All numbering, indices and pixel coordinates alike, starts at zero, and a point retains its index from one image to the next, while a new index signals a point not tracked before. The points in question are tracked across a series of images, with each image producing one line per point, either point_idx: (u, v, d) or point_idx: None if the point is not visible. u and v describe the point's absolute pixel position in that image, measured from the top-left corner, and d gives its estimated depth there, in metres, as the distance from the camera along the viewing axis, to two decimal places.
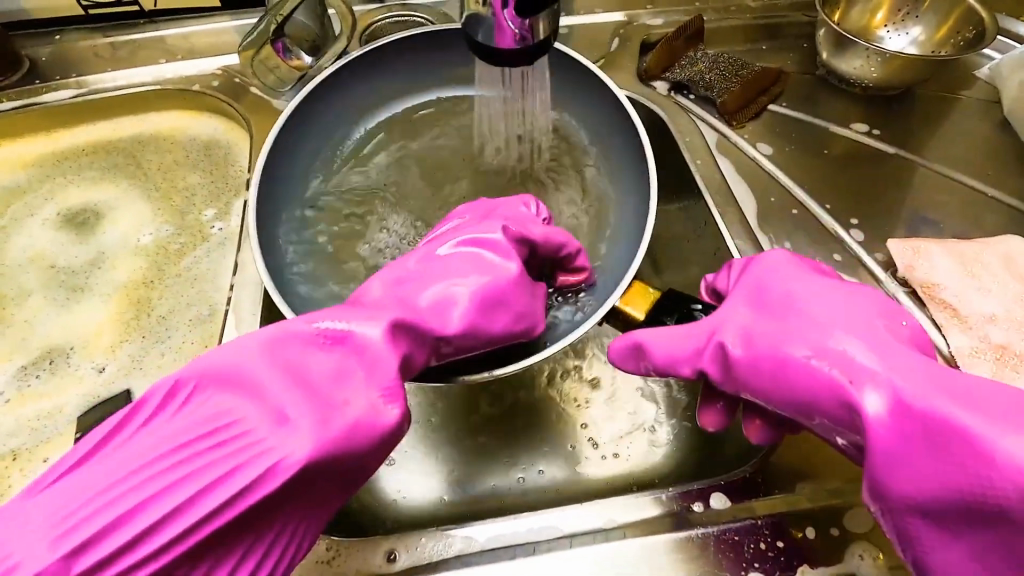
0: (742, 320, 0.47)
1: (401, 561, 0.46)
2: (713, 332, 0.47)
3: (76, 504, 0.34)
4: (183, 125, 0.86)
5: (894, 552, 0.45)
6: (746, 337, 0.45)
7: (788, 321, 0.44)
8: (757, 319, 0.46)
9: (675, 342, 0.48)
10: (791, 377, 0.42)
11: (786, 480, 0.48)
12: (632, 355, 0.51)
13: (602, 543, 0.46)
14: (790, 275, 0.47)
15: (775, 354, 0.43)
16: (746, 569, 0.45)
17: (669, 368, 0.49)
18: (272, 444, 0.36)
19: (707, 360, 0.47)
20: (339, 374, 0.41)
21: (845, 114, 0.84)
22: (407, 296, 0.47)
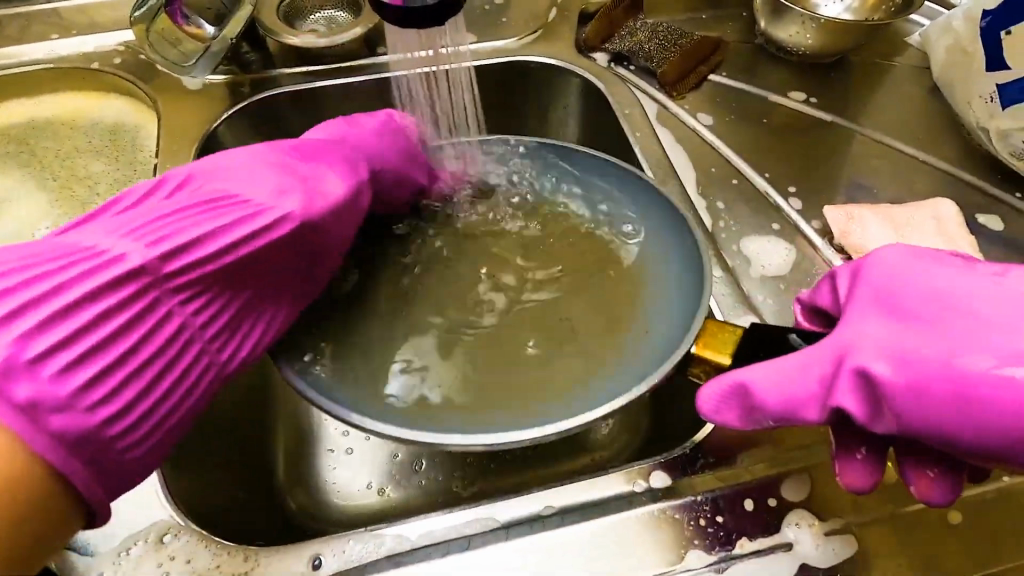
0: (886, 334, 0.39)
1: (325, 567, 0.43)
2: (840, 355, 0.40)
3: (143, 231, 0.42)
4: (83, 107, 0.78)
5: (830, 518, 0.44)
6: (905, 357, 0.37)
7: (952, 334, 0.37)
8: (908, 334, 0.38)
9: (795, 377, 0.41)
10: (985, 405, 0.34)
11: (723, 453, 0.48)
12: (735, 396, 0.44)
13: (538, 531, 0.44)
14: (920, 272, 0.41)
15: (950, 373, 0.36)
16: (686, 546, 0.44)
17: (790, 411, 0.41)
18: (275, 206, 0.48)
19: (851, 391, 0.39)
20: (300, 170, 0.51)
21: (784, 83, 0.84)
22: (322, 150, 0.55)
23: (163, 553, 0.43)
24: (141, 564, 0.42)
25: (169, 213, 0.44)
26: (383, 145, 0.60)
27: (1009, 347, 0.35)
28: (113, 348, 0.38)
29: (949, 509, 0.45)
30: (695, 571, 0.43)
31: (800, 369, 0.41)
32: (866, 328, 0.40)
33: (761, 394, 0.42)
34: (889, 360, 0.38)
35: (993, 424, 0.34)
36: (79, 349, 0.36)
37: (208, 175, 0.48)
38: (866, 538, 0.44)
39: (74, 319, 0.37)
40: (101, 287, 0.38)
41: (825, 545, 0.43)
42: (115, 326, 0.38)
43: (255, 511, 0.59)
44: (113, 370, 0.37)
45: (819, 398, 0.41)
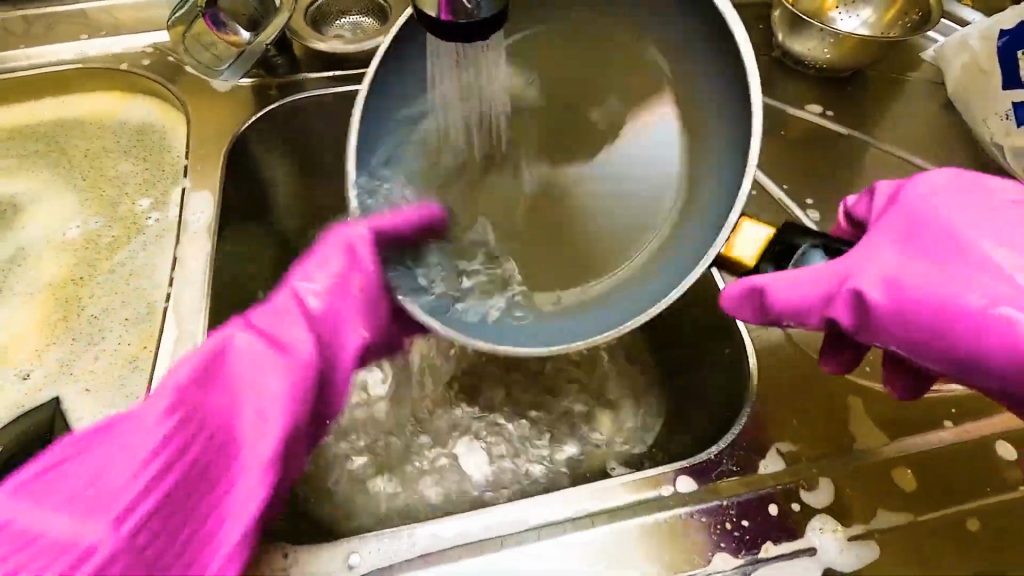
0: (892, 259, 0.47)
1: (362, 565, 0.44)
2: (844, 276, 0.47)
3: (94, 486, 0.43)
4: (110, 106, 0.79)
5: (853, 523, 0.46)
6: (895, 283, 0.45)
7: (948, 267, 0.45)
8: (903, 259, 0.47)
9: (804, 287, 0.47)
10: (947, 320, 0.43)
11: (746, 458, 0.49)
12: (746, 300, 0.50)
13: (569, 533, 0.46)
14: (943, 208, 0.47)
15: (930, 300, 0.44)
16: (713, 549, 0.45)
17: (796, 317, 0.48)
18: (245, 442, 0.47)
19: (842, 299, 0.46)
20: (256, 366, 0.49)
21: (801, 96, 0.85)
22: (278, 330, 0.50)
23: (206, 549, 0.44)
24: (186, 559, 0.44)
25: (178, 390, 0.46)
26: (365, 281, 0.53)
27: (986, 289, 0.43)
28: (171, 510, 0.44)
29: (966, 516, 0.47)
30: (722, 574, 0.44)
31: (813, 275, 0.48)
32: (876, 251, 0.47)
33: (775, 298, 0.48)
34: (884, 281, 0.46)
35: (953, 335, 0.43)
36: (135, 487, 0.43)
37: (215, 363, 0.48)
38: (886, 545, 0.45)
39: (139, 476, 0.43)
40: (158, 465, 0.44)
41: (847, 550, 0.45)
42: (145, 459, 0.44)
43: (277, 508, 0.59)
44: (154, 507, 0.43)
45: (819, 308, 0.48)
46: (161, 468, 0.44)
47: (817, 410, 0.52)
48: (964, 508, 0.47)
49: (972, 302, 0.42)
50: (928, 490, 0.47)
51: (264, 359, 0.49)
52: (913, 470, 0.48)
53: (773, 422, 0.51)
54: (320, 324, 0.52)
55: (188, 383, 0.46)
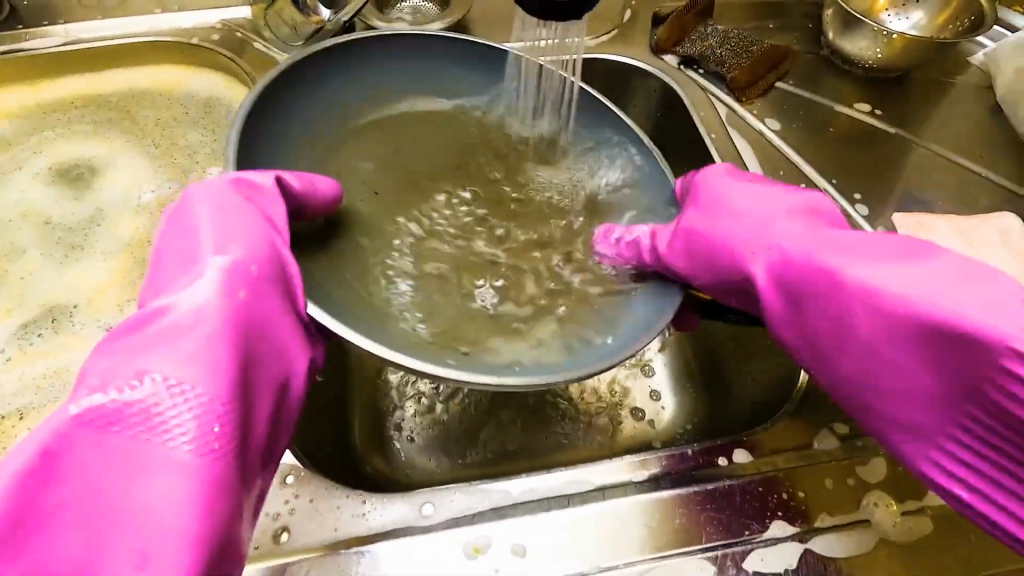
0: (722, 228, 0.48)
1: (437, 514, 0.46)
2: (700, 244, 0.48)
3: None
4: (178, 79, 0.82)
5: (907, 500, 0.47)
6: (716, 241, 0.48)
7: (748, 218, 0.48)
8: (800, 225, 0.45)
9: (685, 260, 0.49)
10: (810, 272, 0.42)
11: (803, 435, 0.51)
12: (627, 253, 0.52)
13: (632, 495, 0.47)
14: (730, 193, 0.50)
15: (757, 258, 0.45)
16: (771, 517, 0.46)
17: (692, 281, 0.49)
18: (160, 455, 0.31)
19: (712, 266, 0.48)
20: (181, 326, 0.34)
21: (849, 94, 0.86)
22: (197, 289, 0.36)
23: (290, 491, 0.46)
24: (269, 500, 0.46)
25: (30, 484, 0.29)
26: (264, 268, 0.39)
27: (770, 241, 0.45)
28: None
29: None
30: (780, 540, 0.46)
31: (665, 238, 0.50)
32: (714, 217, 0.49)
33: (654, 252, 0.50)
34: (714, 250, 0.48)
35: (818, 324, 0.42)
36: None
37: (56, 457, 0.30)
38: (939, 521, 0.47)
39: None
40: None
41: (901, 524, 0.46)
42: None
43: (339, 466, 0.62)
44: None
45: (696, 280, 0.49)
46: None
47: None
48: None
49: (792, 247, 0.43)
50: None
51: (148, 408, 0.31)
52: None
53: (829, 403, 0.53)
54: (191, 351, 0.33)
55: (18, 484, 0.29)
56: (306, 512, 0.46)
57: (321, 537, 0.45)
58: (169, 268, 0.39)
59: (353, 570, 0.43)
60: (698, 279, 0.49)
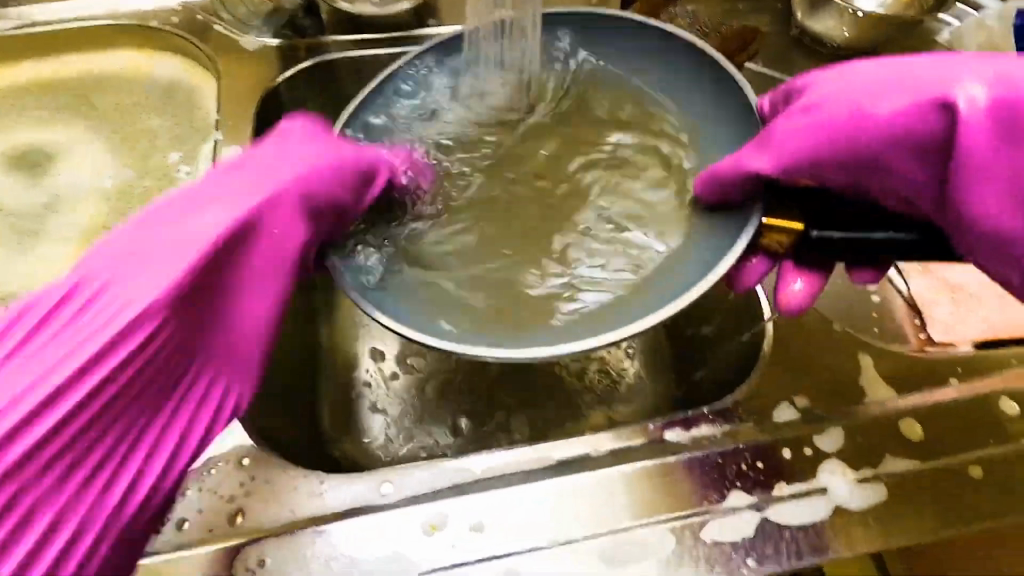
0: (846, 108, 0.43)
1: (395, 492, 0.46)
2: (821, 123, 0.44)
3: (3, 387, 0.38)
4: (139, 64, 0.80)
5: (863, 468, 0.48)
6: (850, 124, 0.42)
7: (860, 85, 0.44)
8: (911, 68, 0.43)
9: (806, 142, 0.43)
10: (969, 117, 0.38)
11: (762, 408, 0.51)
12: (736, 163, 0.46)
13: (592, 470, 0.47)
14: (827, 77, 0.46)
15: (892, 121, 0.41)
16: (729, 488, 0.47)
17: (817, 173, 0.44)
18: (133, 299, 0.40)
19: (853, 154, 0.42)
20: (178, 232, 0.42)
21: None
22: (200, 210, 0.44)
23: (246, 473, 0.46)
24: (223, 483, 0.45)
25: (38, 375, 0.38)
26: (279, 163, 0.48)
27: (900, 96, 0.42)
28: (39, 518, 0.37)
29: (969, 464, 0.48)
30: (738, 509, 0.46)
31: (783, 139, 0.44)
32: (828, 101, 0.44)
33: (774, 158, 0.44)
34: (851, 132, 0.42)
35: (999, 167, 0.38)
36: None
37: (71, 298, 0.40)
38: (895, 487, 0.47)
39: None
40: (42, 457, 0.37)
41: (857, 491, 0.47)
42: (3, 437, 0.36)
43: (306, 451, 0.61)
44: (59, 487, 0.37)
45: (822, 166, 0.43)
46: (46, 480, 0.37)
47: (829, 367, 0.54)
48: (968, 456, 0.49)
49: (921, 102, 0.40)
50: (932, 439, 0.50)
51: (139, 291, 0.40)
52: (919, 420, 0.51)
53: (789, 376, 0.54)
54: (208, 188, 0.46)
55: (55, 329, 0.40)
56: (261, 494, 0.45)
57: (276, 517, 0.44)
58: (195, 195, 0.46)
59: (308, 550, 0.43)
60: (818, 171, 0.43)
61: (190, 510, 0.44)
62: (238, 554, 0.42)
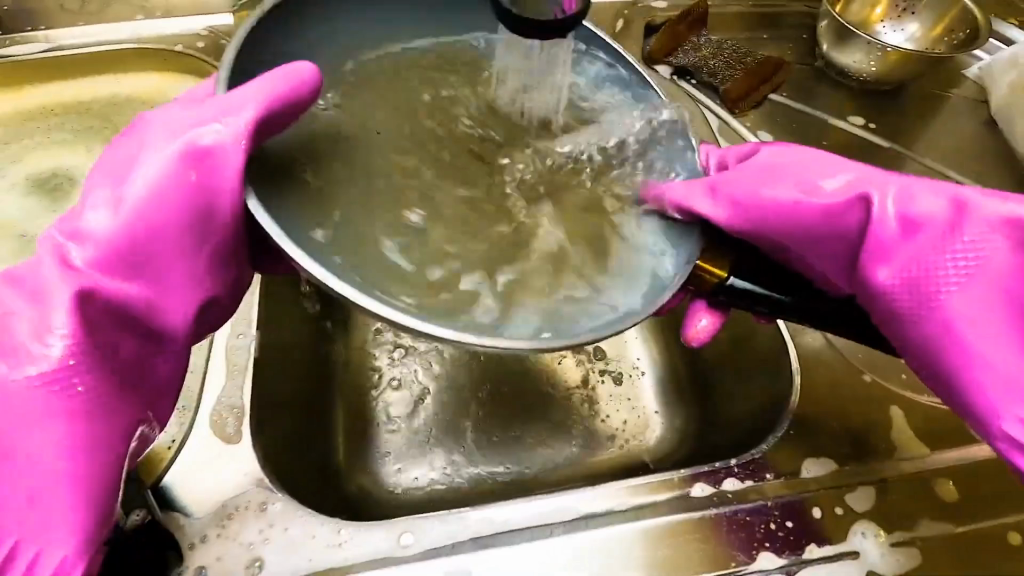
0: (785, 188, 0.45)
1: (414, 545, 0.45)
2: (741, 187, 0.44)
3: None
4: (162, 87, 0.80)
5: (896, 530, 0.46)
6: (783, 205, 0.44)
7: (787, 169, 0.46)
8: (831, 165, 0.46)
9: (737, 197, 0.44)
10: (878, 220, 0.42)
11: (790, 463, 0.50)
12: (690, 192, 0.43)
13: (617, 524, 0.46)
14: (766, 152, 0.48)
15: (811, 205, 0.44)
16: (758, 548, 0.46)
17: (737, 227, 0.45)
18: None
19: (791, 231, 0.45)
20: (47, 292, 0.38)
21: (842, 107, 0.86)
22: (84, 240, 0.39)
23: (264, 521, 0.45)
24: (244, 529, 0.45)
25: None
26: (170, 217, 0.39)
27: (817, 186, 0.44)
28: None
29: (1007, 529, 0.47)
30: (767, 573, 0.45)
31: (730, 191, 0.44)
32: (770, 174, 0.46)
33: (724, 208, 0.44)
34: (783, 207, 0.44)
35: (905, 267, 0.42)
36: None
37: None
38: (927, 552, 0.46)
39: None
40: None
41: (890, 555, 0.45)
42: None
43: (323, 486, 0.60)
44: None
45: (739, 224, 0.45)
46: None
47: (858, 420, 0.53)
48: (1004, 521, 0.47)
49: (834, 194, 0.43)
50: (968, 502, 0.48)
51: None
52: (954, 481, 0.49)
53: (818, 428, 0.52)
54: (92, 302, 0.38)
55: None
56: (280, 542, 0.44)
57: (295, 568, 0.44)
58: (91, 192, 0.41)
59: None
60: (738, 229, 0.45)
61: (208, 557, 0.43)
62: None
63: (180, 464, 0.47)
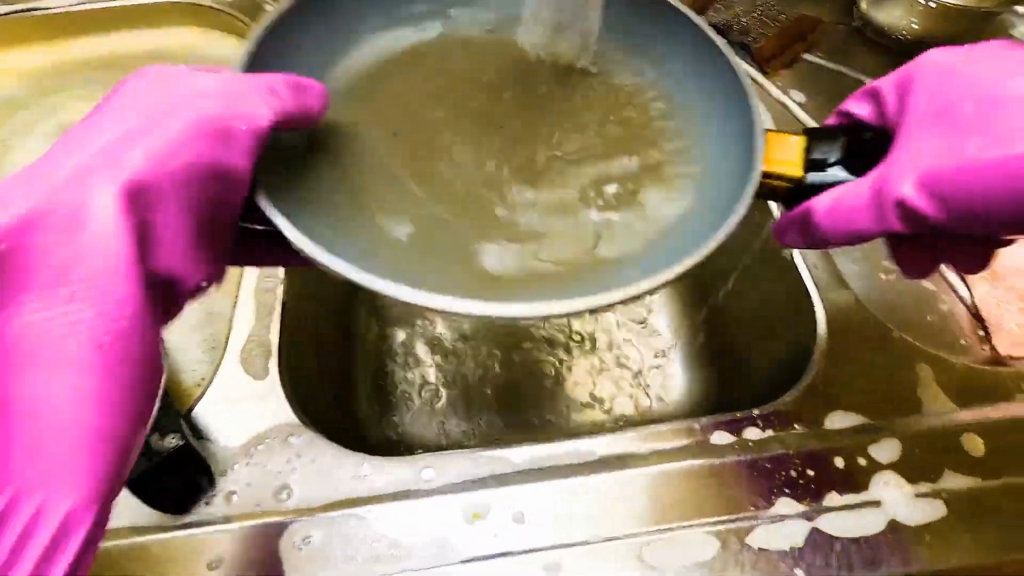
0: (934, 146, 0.40)
1: (436, 479, 0.46)
2: (882, 176, 0.40)
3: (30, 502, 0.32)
4: (194, 44, 0.80)
5: (921, 482, 0.46)
6: (961, 163, 0.39)
7: (957, 111, 0.41)
8: (993, 97, 0.40)
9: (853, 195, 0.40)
10: (978, 170, 0.38)
11: (808, 415, 0.49)
12: (852, 199, 0.40)
13: (638, 468, 0.46)
14: (951, 79, 0.43)
15: (965, 159, 0.39)
16: (778, 494, 0.46)
17: (845, 231, 0.41)
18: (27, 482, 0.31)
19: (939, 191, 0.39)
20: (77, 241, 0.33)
21: (876, 69, 0.83)
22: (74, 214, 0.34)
23: (291, 451, 0.46)
24: (271, 458, 0.46)
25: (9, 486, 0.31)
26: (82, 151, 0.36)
27: (996, 134, 0.39)
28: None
29: None
30: (787, 518, 0.45)
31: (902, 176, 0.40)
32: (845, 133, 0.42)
33: (916, 182, 0.39)
34: (940, 178, 0.39)
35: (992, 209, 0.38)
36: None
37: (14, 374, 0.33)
38: (955, 504, 0.45)
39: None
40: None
41: (915, 505, 0.45)
42: (107, 437, 0.31)
43: (347, 429, 0.61)
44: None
45: (865, 211, 0.40)
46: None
47: (887, 375, 0.52)
48: None
49: (973, 146, 0.39)
50: (997, 458, 0.47)
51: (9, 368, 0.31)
52: (982, 438, 0.48)
53: (844, 382, 0.52)
54: (225, 125, 0.37)
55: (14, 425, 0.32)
56: (306, 473, 0.46)
57: (320, 497, 0.45)
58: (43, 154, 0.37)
59: (350, 531, 0.43)
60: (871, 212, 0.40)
61: (237, 483, 0.45)
62: (283, 531, 0.43)
63: (207, 400, 0.49)
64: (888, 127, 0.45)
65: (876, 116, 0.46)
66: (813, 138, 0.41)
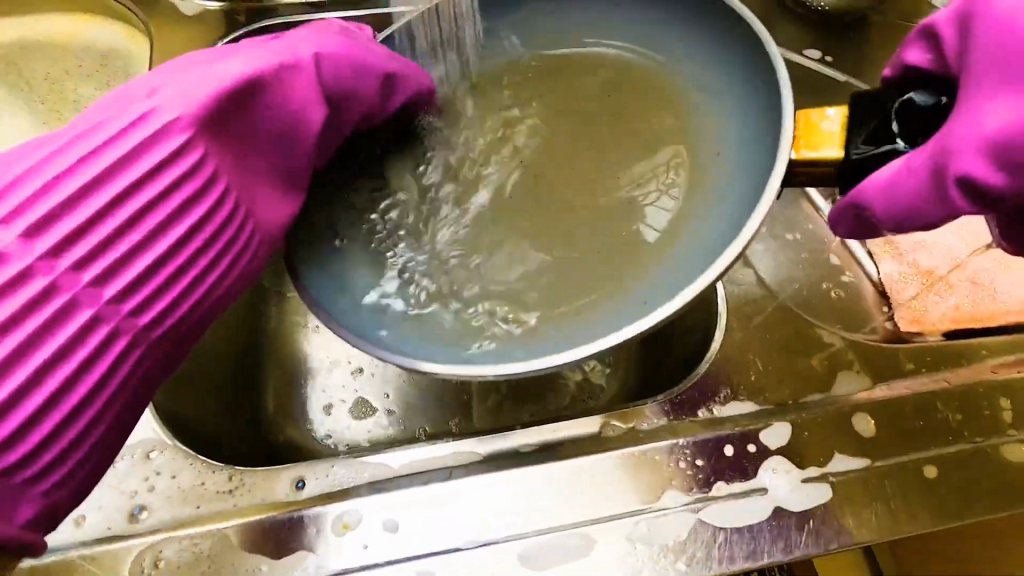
0: (996, 96, 0.33)
1: (307, 490, 0.43)
2: (944, 143, 0.34)
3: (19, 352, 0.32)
4: (78, 29, 0.74)
5: (808, 467, 0.45)
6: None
7: None
8: None
9: (908, 178, 0.35)
10: None
11: (708, 400, 0.49)
12: (913, 188, 0.35)
13: (520, 467, 0.45)
14: None
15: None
16: (665, 486, 0.44)
17: (899, 216, 0.36)
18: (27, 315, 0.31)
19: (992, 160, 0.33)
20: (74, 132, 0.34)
21: (798, 41, 0.80)
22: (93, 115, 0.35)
23: (150, 468, 0.43)
24: (126, 477, 0.43)
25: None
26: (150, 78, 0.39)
27: None
28: (36, 349, 0.31)
29: (924, 464, 0.45)
30: (672, 510, 0.43)
31: (959, 146, 0.33)
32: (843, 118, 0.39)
33: (954, 167, 0.33)
34: (1002, 138, 0.32)
35: None
36: (123, 281, 0.33)
37: None
38: (841, 488, 0.44)
39: (37, 236, 0.31)
40: (20, 312, 0.30)
41: (800, 490, 0.44)
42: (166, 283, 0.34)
43: (241, 435, 0.58)
44: (22, 319, 0.31)
45: (914, 193, 0.35)
46: (28, 286, 0.31)
47: (783, 359, 0.52)
48: (921, 455, 0.46)
49: None
50: (887, 438, 0.46)
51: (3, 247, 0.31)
52: (874, 418, 0.47)
53: (737, 368, 0.51)
54: (333, 64, 0.41)
55: None
56: (165, 490, 0.43)
57: (178, 515, 0.42)
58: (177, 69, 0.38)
59: (209, 551, 0.41)
60: (920, 186, 0.35)
61: (88, 506, 0.42)
62: (132, 554, 0.40)
63: None
64: (955, 66, 0.37)
65: (939, 58, 0.39)
66: (886, 102, 0.37)
